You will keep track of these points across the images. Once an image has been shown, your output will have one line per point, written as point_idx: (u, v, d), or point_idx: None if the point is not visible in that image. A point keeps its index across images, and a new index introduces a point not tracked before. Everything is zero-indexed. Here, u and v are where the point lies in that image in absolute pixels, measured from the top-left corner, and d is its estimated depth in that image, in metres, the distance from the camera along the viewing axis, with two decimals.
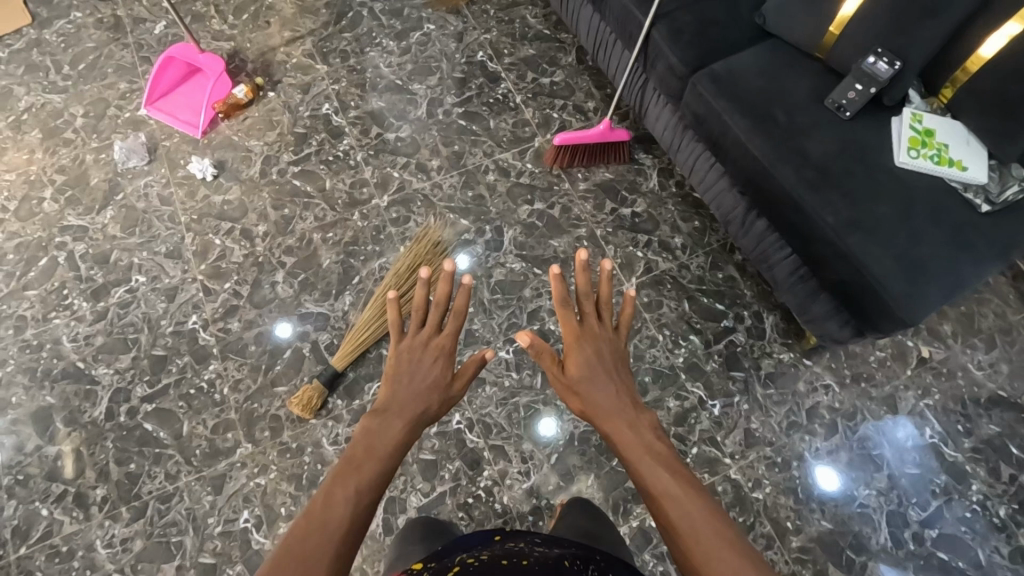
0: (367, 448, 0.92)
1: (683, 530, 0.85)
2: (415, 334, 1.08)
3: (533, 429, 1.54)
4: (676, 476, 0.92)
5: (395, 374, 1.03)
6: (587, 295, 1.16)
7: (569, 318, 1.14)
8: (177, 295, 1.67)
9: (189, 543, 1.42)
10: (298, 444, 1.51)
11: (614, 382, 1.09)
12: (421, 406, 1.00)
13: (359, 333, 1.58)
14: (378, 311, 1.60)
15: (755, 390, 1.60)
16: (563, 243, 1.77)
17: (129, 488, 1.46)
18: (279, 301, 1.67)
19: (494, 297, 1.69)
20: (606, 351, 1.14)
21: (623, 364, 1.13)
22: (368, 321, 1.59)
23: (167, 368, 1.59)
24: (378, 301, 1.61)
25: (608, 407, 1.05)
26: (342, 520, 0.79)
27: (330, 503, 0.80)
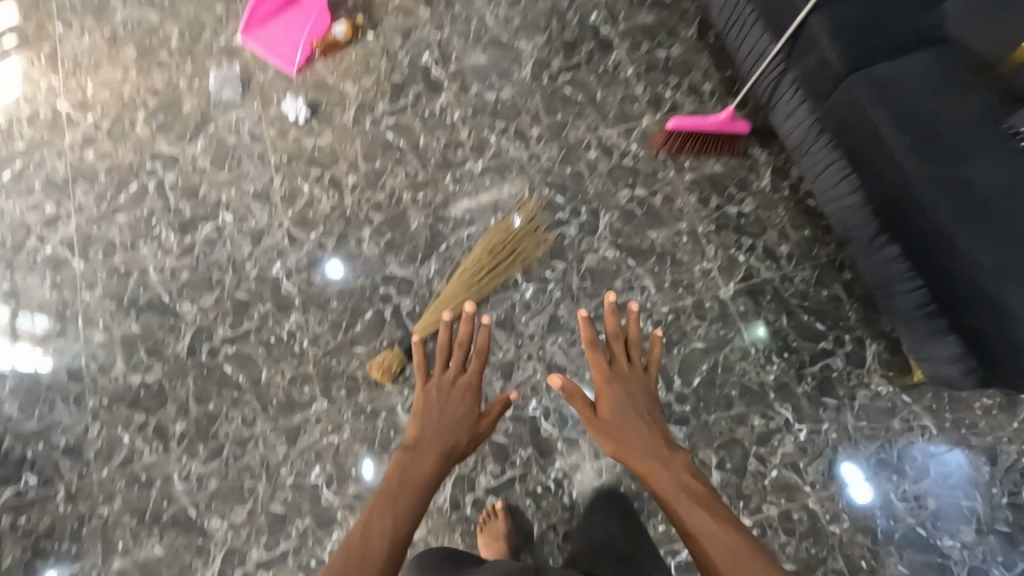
0: (404, 480, 1.06)
1: (722, 563, 0.98)
2: (441, 374, 1.20)
3: None
4: (716, 519, 1.03)
5: (425, 413, 1.16)
6: (616, 336, 1.28)
7: (599, 357, 1.25)
8: (263, 239, 1.64)
9: (262, 490, 1.44)
10: (373, 408, 1.50)
11: (646, 420, 1.20)
12: (450, 442, 1.13)
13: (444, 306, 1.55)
14: (465, 286, 1.56)
15: (846, 421, 1.52)
16: (662, 236, 1.67)
17: (207, 427, 1.48)
18: (364, 258, 1.63)
19: (584, 284, 1.62)
20: (638, 394, 1.24)
21: (653, 407, 1.24)
22: (453, 295, 1.56)
23: (250, 313, 1.58)
24: (465, 275, 1.57)
25: (639, 449, 1.16)
26: (382, 554, 0.95)
27: (370, 534, 0.97)
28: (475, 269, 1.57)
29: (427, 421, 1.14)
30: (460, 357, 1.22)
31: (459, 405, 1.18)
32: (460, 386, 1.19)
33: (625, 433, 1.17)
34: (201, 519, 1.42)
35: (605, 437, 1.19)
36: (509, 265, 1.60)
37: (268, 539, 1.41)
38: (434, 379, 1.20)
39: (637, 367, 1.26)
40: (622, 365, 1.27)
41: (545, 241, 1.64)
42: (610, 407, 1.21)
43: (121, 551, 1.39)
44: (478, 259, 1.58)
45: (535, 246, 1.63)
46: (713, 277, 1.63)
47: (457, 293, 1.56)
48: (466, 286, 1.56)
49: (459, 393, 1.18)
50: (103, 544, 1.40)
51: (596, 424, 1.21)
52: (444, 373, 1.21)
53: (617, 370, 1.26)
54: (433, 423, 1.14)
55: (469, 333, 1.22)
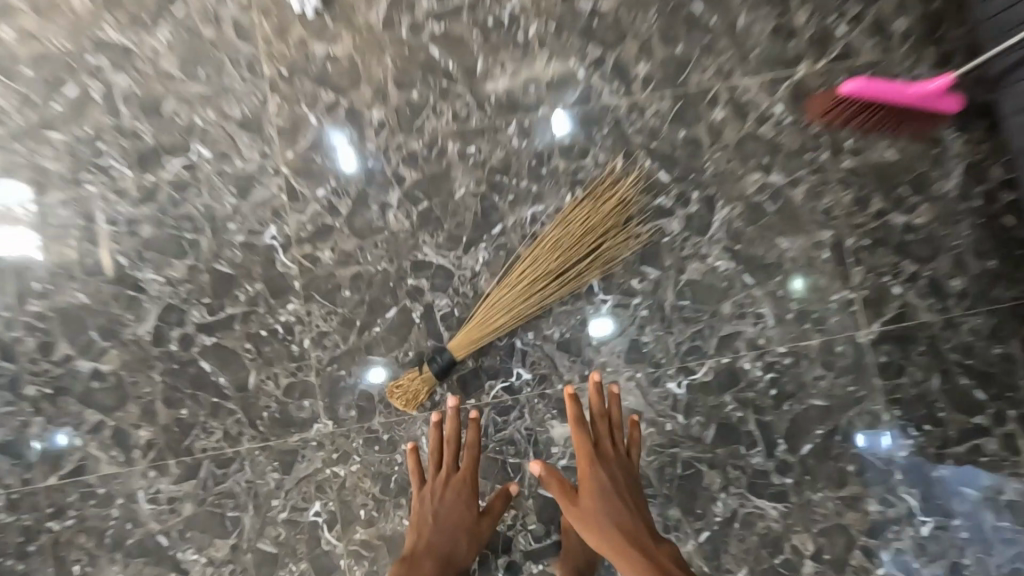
0: None
1: None
2: (432, 477, 1.12)
3: (687, 493, 1.19)
4: None
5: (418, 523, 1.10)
6: (599, 415, 1.12)
7: (586, 445, 1.09)
8: (252, 191, 1.20)
9: (248, 523, 1.16)
10: (391, 438, 1.18)
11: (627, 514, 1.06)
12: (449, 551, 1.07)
13: (488, 318, 1.15)
14: (518, 293, 1.15)
15: (983, 519, 1.20)
16: (795, 247, 1.22)
17: (180, 438, 1.17)
18: (389, 234, 1.20)
19: (680, 303, 1.20)
20: (619, 474, 1.09)
21: (636, 492, 1.09)
22: (501, 304, 1.15)
23: (233, 294, 1.18)
24: (518, 278, 1.15)
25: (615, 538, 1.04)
26: None
27: None
28: (532, 272, 1.15)
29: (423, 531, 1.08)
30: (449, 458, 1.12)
31: (453, 507, 1.10)
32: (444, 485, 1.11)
33: (604, 531, 1.05)
34: (173, 549, 1.15)
35: (588, 525, 1.06)
36: (581, 266, 1.16)
37: None
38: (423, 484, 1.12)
39: (619, 447, 1.11)
40: (606, 454, 1.10)
41: (636, 239, 1.19)
42: (592, 497, 1.07)
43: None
44: (537, 257, 1.15)
45: (621, 244, 1.18)
46: (854, 312, 1.21)
47: (507, 301, 1.15)
48: (519, 293, 1.15)
49: (450, 492, 1.11)
50: (55, 566, 1.15)
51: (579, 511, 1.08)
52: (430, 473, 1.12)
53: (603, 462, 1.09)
54: (429, 532, 1.08)
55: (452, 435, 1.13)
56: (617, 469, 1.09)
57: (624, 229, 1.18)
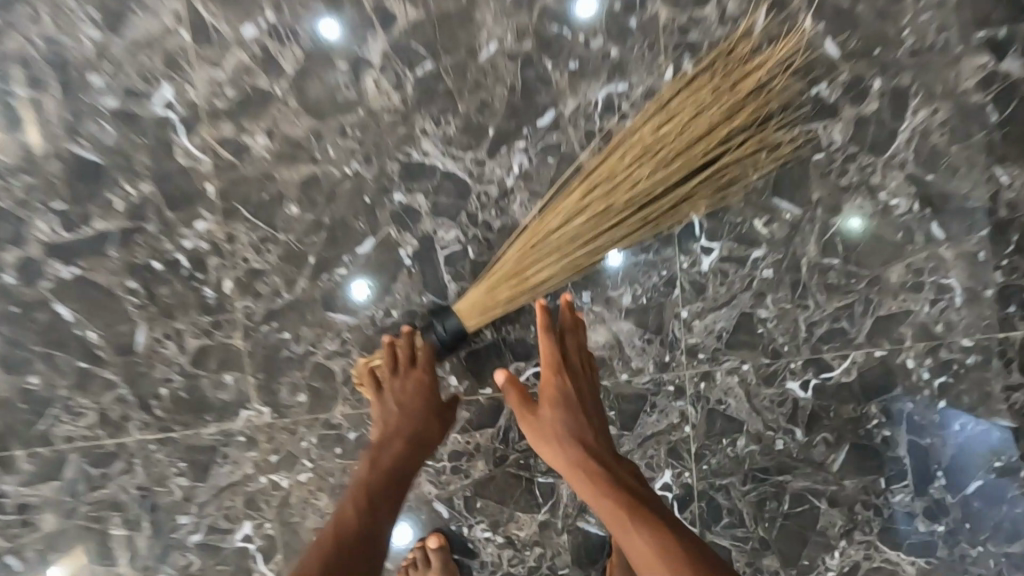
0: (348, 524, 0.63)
1: None
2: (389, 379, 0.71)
3: (793, 538, 0.81)
4: None
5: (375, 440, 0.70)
6: (572, 326, 0.70)
7: (551, 350, 0.68)
8: (130, 19, 0.69)
9: (142, 547, 0.77)
10: (360, 437, 0.77)
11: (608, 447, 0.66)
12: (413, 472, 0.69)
13: (517, 271, 0.69)
14: (570, 234, 0.68)
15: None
16: (1019, 183, 0.76)
17: (31, 419, 0.75)
18: (366, 115, 0.72)
19: (825, 261, 0.76)
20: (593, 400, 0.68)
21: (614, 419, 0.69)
22: (542, 251, 0.69)
23: (105, 198, 0.72)
24: (573, 208, 0.68)
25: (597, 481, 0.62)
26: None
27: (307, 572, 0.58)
28: (598, 199, 0.68)
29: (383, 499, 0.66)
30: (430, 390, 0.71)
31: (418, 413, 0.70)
32: (418, 431, 0.70)
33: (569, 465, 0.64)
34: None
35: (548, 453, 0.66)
36: (682, 190, 0.69)
37: None
38: (379, 424, 0.71)
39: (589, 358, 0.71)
40: (580, 364, 0.70)
41: (773, 151, 0.73)
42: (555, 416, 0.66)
43: None
44: (607, 174, 0.68)
45: (748, 160, 0.71)
46: None
47: (552, 247, 0.68)
48: (573, 235, 0.68)
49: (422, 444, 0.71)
50: None
51: (535, 433, 0.67)
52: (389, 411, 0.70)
53: (571, 369, 0.69)
54: (394, 499, 0.67)
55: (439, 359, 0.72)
56: (592, 389, 0.70)
57: (757, 134, 0.70)
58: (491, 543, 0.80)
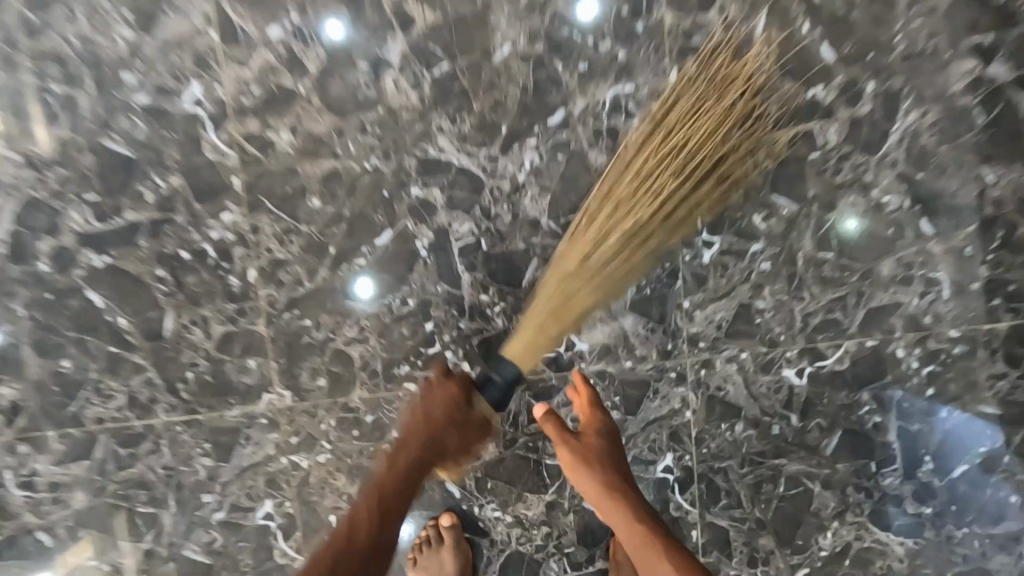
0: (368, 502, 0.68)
1: None
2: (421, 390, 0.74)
3: (788, 519, 0.85)
4: None
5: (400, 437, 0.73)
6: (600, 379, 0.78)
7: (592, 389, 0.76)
8: (161, 20, 0.73)
9: (168, 524, 0.81)
10: (377, 420, 0.81)
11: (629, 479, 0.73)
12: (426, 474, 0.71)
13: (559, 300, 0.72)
14: (605, 261, 0.71)
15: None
16: (1005, 182, 0.80)
17: (62, 400, 0.78)
18: (385, 112, 0.75)
19: (820, 254, 0.80)
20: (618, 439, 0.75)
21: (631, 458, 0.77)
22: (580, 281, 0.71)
23: (136, 191, 0.75)
24: (603, 237, 0.70)
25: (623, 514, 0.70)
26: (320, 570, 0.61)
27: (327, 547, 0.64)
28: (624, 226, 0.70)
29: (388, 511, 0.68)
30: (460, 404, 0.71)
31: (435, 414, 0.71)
32: (434, 442, 0.71)
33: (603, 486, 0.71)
34: (61, 553, 0.81)
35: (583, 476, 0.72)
36: (697, 197, 0.71)
37: None
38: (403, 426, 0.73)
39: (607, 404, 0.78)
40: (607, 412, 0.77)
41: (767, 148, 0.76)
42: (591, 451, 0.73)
43: None
44: (625, 198, 0.70)
45: (745, 158, 0.74)
46: None
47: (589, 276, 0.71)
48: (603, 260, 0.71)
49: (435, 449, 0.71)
50: None
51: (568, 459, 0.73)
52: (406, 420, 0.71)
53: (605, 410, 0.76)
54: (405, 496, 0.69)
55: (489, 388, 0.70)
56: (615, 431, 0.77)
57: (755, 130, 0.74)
58: (501, 522, 0.84)
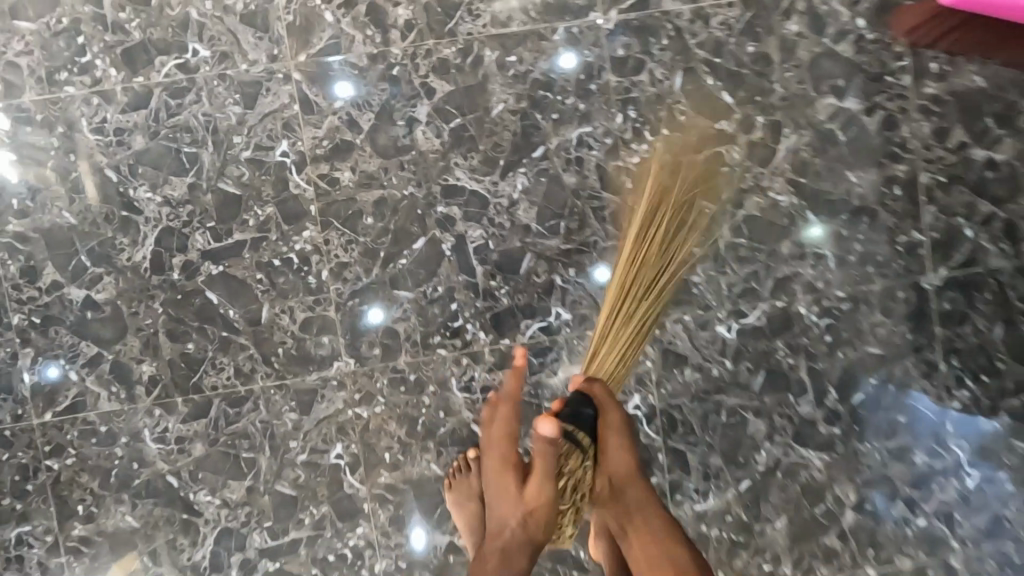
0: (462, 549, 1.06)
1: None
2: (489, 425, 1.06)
3: (731, 441, 1.13)
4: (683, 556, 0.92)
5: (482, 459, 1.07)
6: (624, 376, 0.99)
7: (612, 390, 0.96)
8: (259, 98, 1.04)
9: (264, 465, 1.08)
10: (418, 378, 1.09)
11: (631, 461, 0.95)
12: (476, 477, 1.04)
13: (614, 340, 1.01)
14: (644, 303, 1.01)
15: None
16: (865, 181, 1.11)
17: (187, 373, 1.07)
18: (417, 154, 1.06)
19: (736, 240, 1.10)
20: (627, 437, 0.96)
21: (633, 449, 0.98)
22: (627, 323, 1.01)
23: (241, 218, 1.05)
24: (647, 275, 1.01)
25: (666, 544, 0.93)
26: None
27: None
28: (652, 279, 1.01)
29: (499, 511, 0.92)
30: (564, 447, 0.90)
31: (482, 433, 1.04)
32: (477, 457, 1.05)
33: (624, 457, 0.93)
34: (184, 491, 1.07)
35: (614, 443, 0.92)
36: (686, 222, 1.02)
37: (273, 525, 1.09)
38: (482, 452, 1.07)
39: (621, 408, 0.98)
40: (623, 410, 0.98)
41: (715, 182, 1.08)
42: (620, 465, 0.93)
43: (82, 517, 1.07)
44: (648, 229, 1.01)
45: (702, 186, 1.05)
46: (922, 254, 1.12)
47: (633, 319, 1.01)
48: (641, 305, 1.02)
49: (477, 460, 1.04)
50: (57, 506, 1.07)
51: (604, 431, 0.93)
52: (546, 471, 0.88)
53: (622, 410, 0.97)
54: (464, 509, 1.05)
55: (580, 421, 0.92)
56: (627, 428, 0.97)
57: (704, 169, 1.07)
58: (514, 453, 1.11)
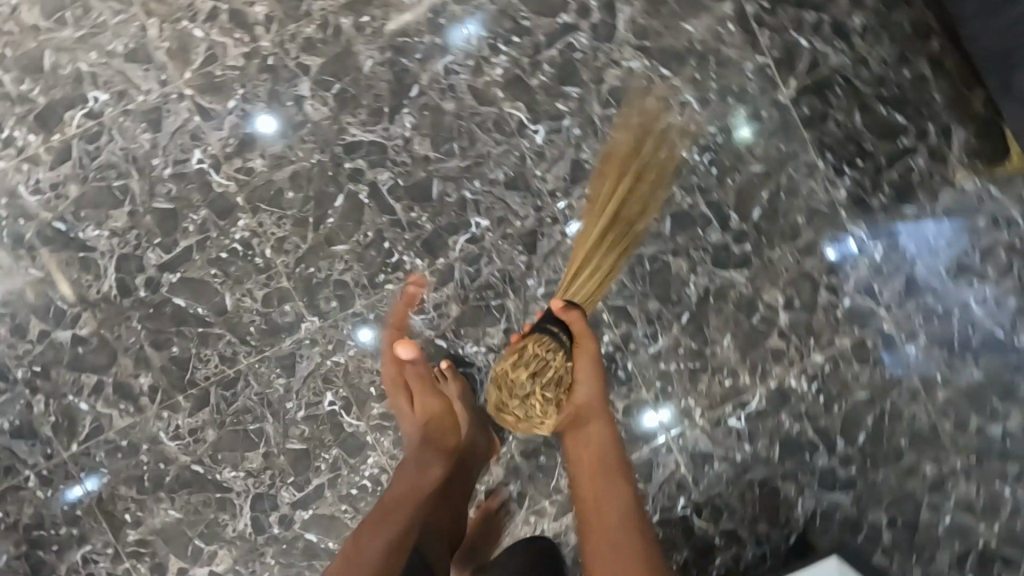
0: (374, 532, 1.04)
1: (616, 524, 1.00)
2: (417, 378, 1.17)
3: (662, 284, 1.28)
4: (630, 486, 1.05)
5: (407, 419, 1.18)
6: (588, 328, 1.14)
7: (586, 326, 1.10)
8: (163, 120, 1.18)
9: (272, 430, 1.22)
10: (377, 315, 1.23)
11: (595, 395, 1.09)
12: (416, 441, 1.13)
13: (585, 277, 1.16)
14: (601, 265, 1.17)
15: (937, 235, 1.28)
16: (701, 28, 1.25)
17: (181, 374, 1.20)
18: (313, 125, 1.20)
19: (609, 111, 1.24)
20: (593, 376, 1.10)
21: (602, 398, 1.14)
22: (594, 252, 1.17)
23: (182, 227, 1.19)
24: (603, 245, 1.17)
25: (614, 480, 1.05)
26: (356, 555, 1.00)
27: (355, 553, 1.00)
28: (625, 220, 1.17)
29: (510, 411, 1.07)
30: (551, 344, 1.07)
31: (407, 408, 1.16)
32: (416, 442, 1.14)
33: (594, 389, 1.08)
34: (211, 473, 1.22)
35: (584, 372, 1.08)
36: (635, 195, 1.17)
37: (296, 479, 1.23)
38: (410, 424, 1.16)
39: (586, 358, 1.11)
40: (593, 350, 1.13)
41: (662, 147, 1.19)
42: (587, 396, 1.08)
43: (132, 523, 1.21)
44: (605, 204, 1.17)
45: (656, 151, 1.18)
46: (769, 72, 1.26)
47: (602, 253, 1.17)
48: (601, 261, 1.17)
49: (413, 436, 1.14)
50: (108, 520, 1.21)
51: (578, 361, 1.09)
52: (537, 359, 1.05)
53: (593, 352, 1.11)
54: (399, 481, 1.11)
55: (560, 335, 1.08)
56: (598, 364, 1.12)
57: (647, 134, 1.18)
58: (480, 353, 1.25)
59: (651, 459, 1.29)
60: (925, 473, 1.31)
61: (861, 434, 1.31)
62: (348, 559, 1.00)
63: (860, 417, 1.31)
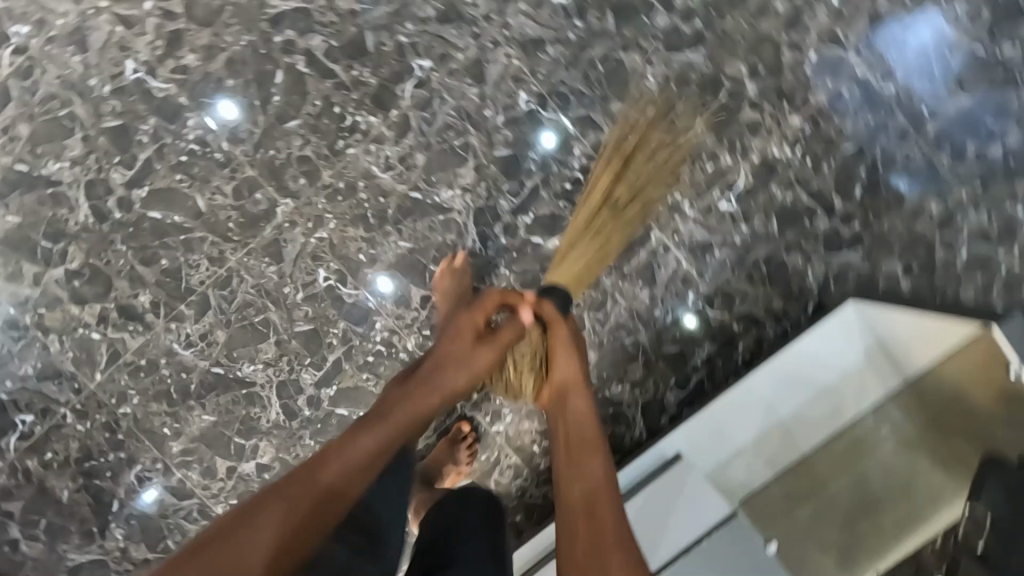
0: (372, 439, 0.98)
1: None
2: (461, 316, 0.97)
3: (619, 82, 1.24)
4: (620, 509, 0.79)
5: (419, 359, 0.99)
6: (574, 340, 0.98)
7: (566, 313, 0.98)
8: (88, 39, 1.17)
9: (278, 318, 1.25)
10: (347, 183, 1.23)
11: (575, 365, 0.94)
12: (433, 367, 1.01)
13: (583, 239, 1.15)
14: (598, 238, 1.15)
15: None
16: None
17: (177, 284, 1.23)
18: (234, 7, 1.19)
19: None
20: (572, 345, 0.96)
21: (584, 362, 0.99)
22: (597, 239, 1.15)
23: (137, 141, 1.20)
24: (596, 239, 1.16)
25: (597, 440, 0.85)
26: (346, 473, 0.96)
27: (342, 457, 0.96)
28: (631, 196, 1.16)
29: (446, 377, 0.88)
30: (523, 325, 0.95)
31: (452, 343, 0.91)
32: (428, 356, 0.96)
33: (569, 353, 0.93)
34: (232, 371, 1.25)
35: (560, 351, 0.93)
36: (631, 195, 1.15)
37: (313, 359, 1.26)
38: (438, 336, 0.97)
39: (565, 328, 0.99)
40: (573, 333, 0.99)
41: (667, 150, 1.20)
42: (564, 371, 0.92)
43: (173, 435, 1.26)
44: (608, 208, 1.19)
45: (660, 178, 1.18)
46: None
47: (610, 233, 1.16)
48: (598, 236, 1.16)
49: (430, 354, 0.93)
50: (149, 437, 1.26)
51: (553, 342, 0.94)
52: (515, 330, 0.94)
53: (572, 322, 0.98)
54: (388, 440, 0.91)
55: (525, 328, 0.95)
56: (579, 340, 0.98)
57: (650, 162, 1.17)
58: (456, 195, 1.24)
59: (651, 262, 1.28)
60: (932, 211, 1.27)
61: (858, 188, 1.27)
62: (254, 500, 0.70)
63: (854, 170, 1.27)
